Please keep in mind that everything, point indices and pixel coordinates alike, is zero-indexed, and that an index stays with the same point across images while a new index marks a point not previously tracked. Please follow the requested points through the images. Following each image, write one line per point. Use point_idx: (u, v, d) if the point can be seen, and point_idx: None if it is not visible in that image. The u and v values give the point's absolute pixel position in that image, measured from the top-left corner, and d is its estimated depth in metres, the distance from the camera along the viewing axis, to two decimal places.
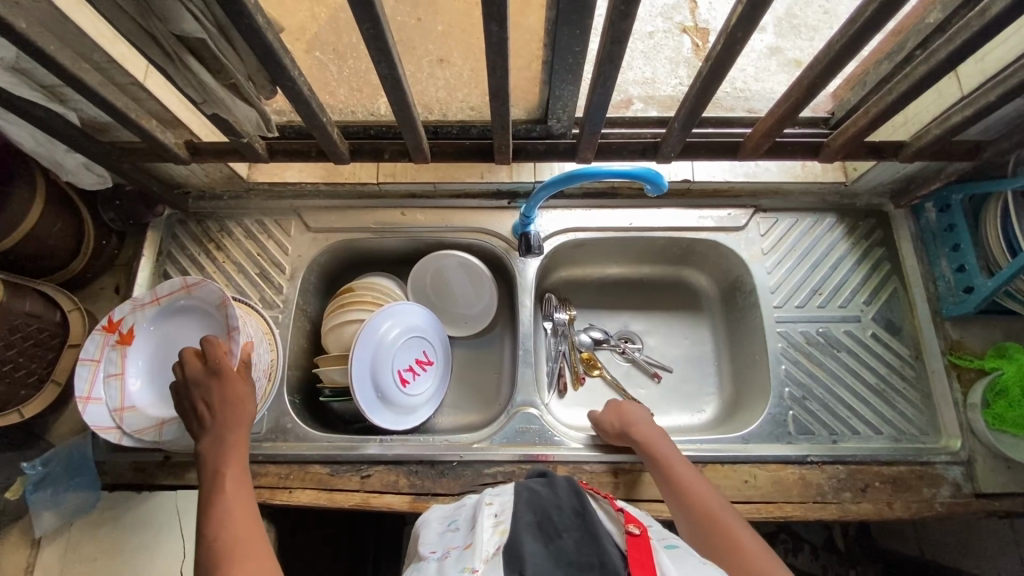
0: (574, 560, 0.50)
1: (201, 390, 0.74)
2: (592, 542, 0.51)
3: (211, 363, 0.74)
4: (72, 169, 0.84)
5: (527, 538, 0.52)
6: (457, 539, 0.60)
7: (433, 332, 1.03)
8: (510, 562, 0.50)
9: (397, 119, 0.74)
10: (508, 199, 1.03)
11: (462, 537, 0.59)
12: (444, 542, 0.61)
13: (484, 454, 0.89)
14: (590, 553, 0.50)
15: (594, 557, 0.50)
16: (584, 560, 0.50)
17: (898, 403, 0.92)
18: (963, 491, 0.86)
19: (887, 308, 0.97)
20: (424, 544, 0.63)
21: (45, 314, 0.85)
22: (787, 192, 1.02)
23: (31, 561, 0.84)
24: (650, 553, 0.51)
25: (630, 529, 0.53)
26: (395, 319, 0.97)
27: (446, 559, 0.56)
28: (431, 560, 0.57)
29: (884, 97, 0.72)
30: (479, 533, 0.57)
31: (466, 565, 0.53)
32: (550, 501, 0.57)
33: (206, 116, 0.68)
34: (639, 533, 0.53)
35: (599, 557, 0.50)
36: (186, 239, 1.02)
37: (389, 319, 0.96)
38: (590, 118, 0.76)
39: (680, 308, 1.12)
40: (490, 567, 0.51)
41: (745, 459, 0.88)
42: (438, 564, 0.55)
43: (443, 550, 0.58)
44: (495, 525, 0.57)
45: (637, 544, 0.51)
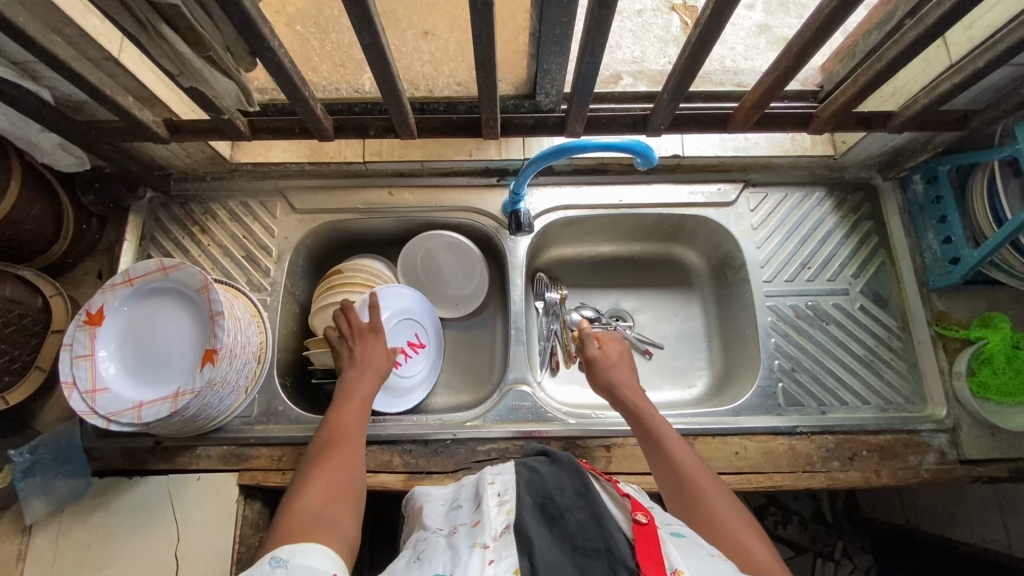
0: (580, 544, 0.51)
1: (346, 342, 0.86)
2: (597, 527, 0.52)
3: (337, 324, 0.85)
4: (47, 150, 0.82)
5: (533, 522, 0.53)
6: (462, 517, 0.60)
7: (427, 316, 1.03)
8: (521, 544, 0.51)
9: (382, 91, 0.72)
10: (497, 176, 1.02)
11: (468, 514, 0.60)
12: (449, 519, 0.62)
13: (477, 432, 0.89)
14: (596, 538, 0.51)
15: (600, 542, 0.50)
16: (589, 545, 0.51)
17: (885, 374, 0.94)
18: (948, 458, 0.88)
19: (875, 281, 0.98)
20: (429, 517, 0.64)
21: (26, 299, 0.84)
22: (776, 166, 1.02)
23: (23, 549, 0.83)
24: (659, 543, 0.49)
25: (638, 518, 0.52)
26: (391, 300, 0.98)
27: (455, 533, 0.56)
28: (438, 534, 0.58)
29: (874, 64, 0.72)
30: (486, 511, 0.57)
31: (476, 540, 0.53)
32: (552, 485, 0.59)
33: (184, 90, 0.66)
34: (647, 523, 0.52)
35: (606, 542, 0.50)
36: (169, 222, 1.00)
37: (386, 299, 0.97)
38: (579, 90, 0.75)
39: (671, 285, 1.12)
40: (502, 543, 0.52)
41: (735, 432, 0.89)
42: (447, 539, 0.55)
43: (450, 526, 0.59)
44: (500, 504, 0.58)
45: (645, 534, 0.50)
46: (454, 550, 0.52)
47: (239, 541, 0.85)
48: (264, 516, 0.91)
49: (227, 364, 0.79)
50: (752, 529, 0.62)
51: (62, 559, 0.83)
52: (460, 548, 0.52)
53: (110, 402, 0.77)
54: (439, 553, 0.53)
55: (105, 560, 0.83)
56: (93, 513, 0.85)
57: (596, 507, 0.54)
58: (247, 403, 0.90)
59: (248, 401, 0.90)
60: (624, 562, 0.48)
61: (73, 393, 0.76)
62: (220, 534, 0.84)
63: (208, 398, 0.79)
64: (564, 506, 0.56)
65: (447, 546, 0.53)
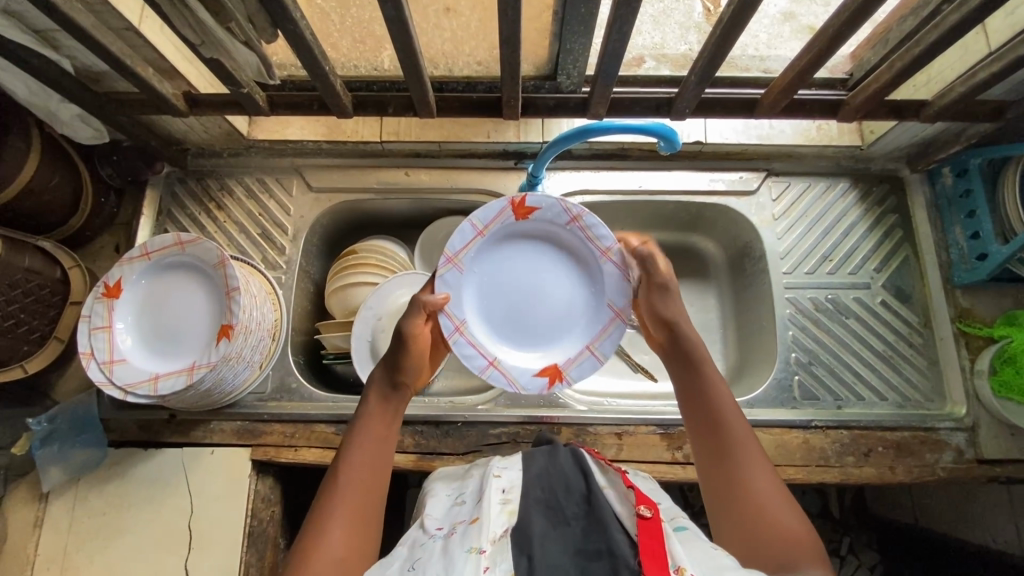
0: (583, 547, 0.50)
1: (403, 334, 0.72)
2: (598, 530, 0.51)
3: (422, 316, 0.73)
4: (66, 120, 0.82)
5: (539, 516, 0.54)
6: (463, 514, 0.60)
7: (495, 250, 0.79)
8: (519, 541, 0.50)
9: (404, 68, 0.72)
10: (515, 159, 1.00)
11: (468, 512, 0.60)
12: (450, 516, 0.61)
13: (489, 415, 0.89)
14: (598, 541, 0.50)
15: (602, 544, 0.49)
16: (592, 547, 0.49)
17: (904, 370, 0.92)
18: (966, 457, 0.87)
19: (898, 276, 0.96)
20: (429, 516, 0.63)
21: (45, 270, 0.84)
22: (801, 155, 1.00)
23: (40, 515, 0.85)
24: (664, 538, 0.47)
25: (641, 512, 0.50)
26: (534, 223, 0.79)
27: (452, 535, 0.55)
28: (437, 536, 0.57)
29: (909, 51, 0.70)
30: (486, 509, 0.57)
31: (471, 545, 0.51)
32: (558, 481, 0.59)
33: (204, 60, 0.65)
34: (652, 517, 0.49)
35: (608, 543, 0.49)
36: (185, 197, 0.99)
37: (548, 225, 0.79)
38: (604, 70, 0.73)
39: (688, 275, 1.11)
40: (498, 548, 0.50)
41: (748, 423, 0.88)
42: (444, 541, 0.54)
43: (449, 527, 0.58)
44: (503, 504, 0.57)
45: (649, 529, 0.48)
46: (447, 558, 0.51)
47: (251, 515, 0.86)
48: (277, 490, 0.90)
49: (242, 340, 0.80)
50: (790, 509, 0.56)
51: (78, 526, 0.85)
52: (454, 555, 0.51)
53: (127, 373, 0.78)
54: (432, 563, 0.51)
55: (119, 528, 0.85)
56: (108, 484, 0.87)
57: (597, 510, 0.53)
58: (261, 380, 0.91)
59: (261, 378, 0.90)
60: (628, 563, 0.46)
61: (91, 363, 0.77)
62: (233, 506, 0.85)
63: (223, 373, 0.79)
64: (569, 510, 0.55)
65: (441, 555, 0.52)
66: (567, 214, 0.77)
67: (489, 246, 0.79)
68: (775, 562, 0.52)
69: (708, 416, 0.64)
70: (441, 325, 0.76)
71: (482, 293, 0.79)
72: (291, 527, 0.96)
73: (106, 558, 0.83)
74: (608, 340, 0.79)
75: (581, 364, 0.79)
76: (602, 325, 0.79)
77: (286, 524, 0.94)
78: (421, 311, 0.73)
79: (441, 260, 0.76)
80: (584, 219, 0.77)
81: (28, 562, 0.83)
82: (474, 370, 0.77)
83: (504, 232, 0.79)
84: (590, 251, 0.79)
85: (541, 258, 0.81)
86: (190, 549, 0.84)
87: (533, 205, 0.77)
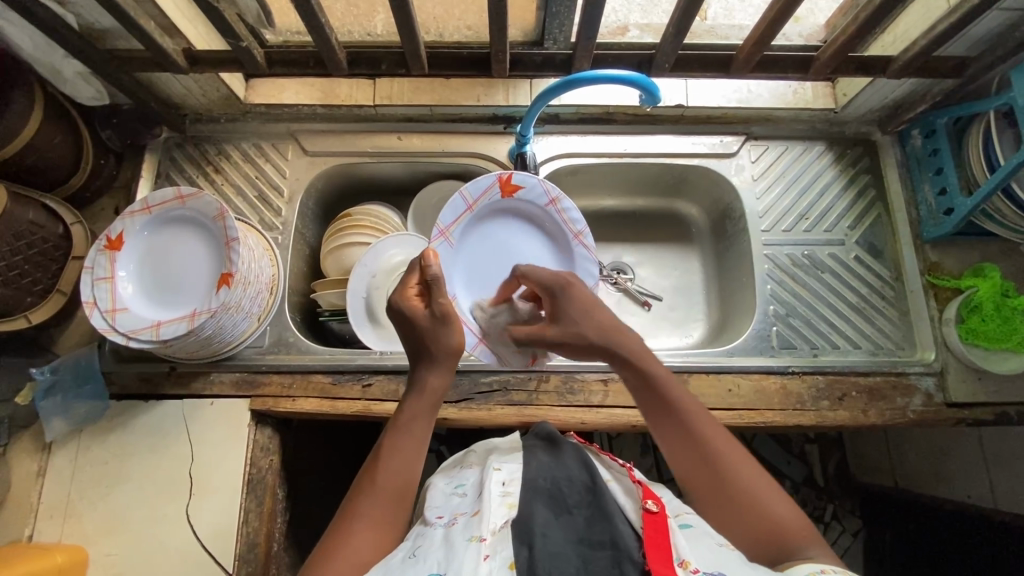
0: (586, 537, 0.53)
1: (429, 327, 0.68)
2: (603, 521, 0.54)
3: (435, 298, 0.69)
4: (69, 79, 0.85)
5: (541, 509, 0.56)
6: (464, 506, 0.62)
7: (467, 226, 0.90)
8: (518, 533, 0.53)
9: (397, 23, 0.75)
10: (504, 124, 1.04)
11: (469, 504, 0.62)
12: (451, 507, 0.63)
13: (479, 364, 0.92)
14: (602, 531, 0.53)
15: (606, 535, 0.52)
16: (596, 538, 0.53)
17: (877, 321, 0.96)
18: (935, 400, 0.91)
19: (871, 233, 1.00)
20: (430, 508, 0.65)
21: (49, 225, 0.86)
22: (779, 119, 1.04)
23: (44, 465, 0.88)
24: (666, 532, 0.50)
25: (649, 506, 0.54)
26: (518, 201, 0.91)
27: (453, 525, 0.57)
28: (438, 525, 0.59)
29: (873, 3, 0.75)
30: (486, 502, 0.58)
31: (472, 533, 0.54)
32: (562, 477, 0.62)
33: (204, 8, 0.69)
34: (657, 511, 0.53)
35: (611, 535, 0.52)
36: (183, 161, 1.02)
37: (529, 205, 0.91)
38: (586, 28, 0.77)
39: (672, 239, 1.15)
40: (499, 537, 0.53)
41: (728, 369, 0.92)
42: (446, 529, 0.57)
43: (450, 517, 0.60)
44: (503, 498, 0.59)
45: (654, 522, 0.51)
46: (450, 545, 0.53)
47: (250, 463, 0.88)
48: (276, 441, 0.93)
49: (241, 289, 0.83)
50: (780, 499, 0.61)
51: (80, 475, 0.87)
52: (455, 542, 0.53)
53: (129, 321, 0.80)
54: (434, 549, 0.53)
55: (122, 476, 0.87)
56: (110, 434, 0.89)
57: (602, 503, 0.57)
58: (259, 334, 0.94)
59: (259, 332, 0.93)
60: (631, 556, 0.50)
61: (94, 311, 0.80)
62: (234, 456, 0.88)
63: (223, 320, 0.83)
64: (573, 502, 0.58)
65: (442, 542, 0.54)
66: (546, 196, 0.90)
67: (466, 231, 0.91)
68: (769, 550, 0.58)
69: (678, 432, 0.65)
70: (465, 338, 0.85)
71: (476, 271, 0.91)
72: (292, 481, 0.99)
73: (107, 506, 0.86)
74: None
75: None
76: None
77: (286, 478, 0.97)
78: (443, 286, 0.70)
79: (436, 235, 0.88)
80: (561, 202, 0.90)
81: (34, 509, 0.86)
82: (466, 345, 0.85)
83: (489, 206, 0.91)
84: (564, 231, 0.92)
85: (519, 234, 0.93)
86: (191, 495, 0.86)
87: (518, 183, 0.89)
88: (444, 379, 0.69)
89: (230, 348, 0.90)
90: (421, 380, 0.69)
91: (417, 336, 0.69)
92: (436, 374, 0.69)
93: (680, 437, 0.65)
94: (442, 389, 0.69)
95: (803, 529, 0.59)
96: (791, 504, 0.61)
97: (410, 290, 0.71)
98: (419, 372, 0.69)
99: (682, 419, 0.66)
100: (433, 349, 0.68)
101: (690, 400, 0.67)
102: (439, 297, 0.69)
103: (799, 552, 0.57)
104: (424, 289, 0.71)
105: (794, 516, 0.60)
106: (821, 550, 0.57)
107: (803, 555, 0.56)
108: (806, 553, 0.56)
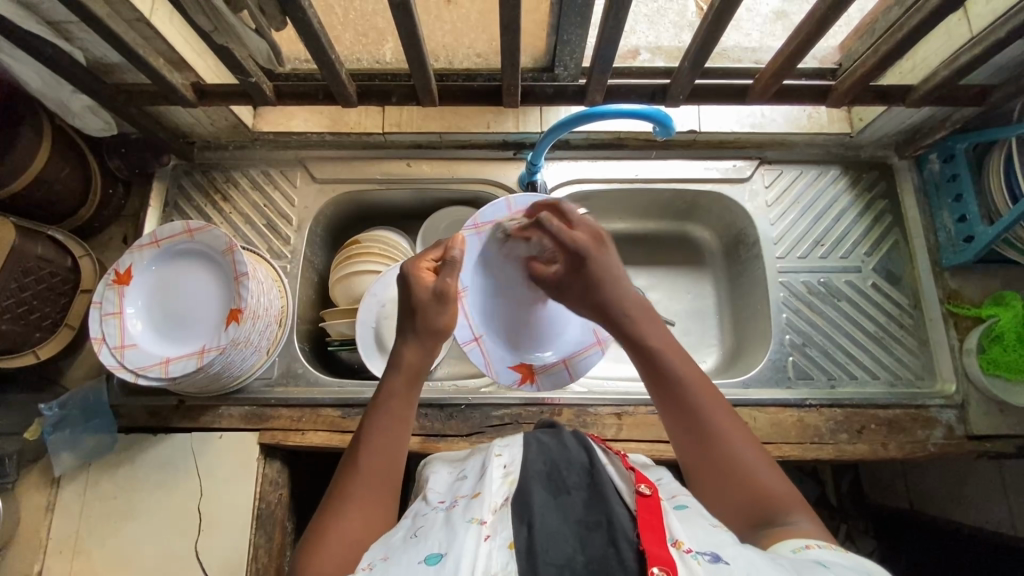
0: (582, 517, 0.48)
1: (426, 304, 0.68)
2: (599, 502, 0.50)
3: (443, 277, 0.70)
4: (77, 111, 0.84)
5: (538, 488, 0.52)
6: (465, 490, 0.59)
7: (503, 232, 0.87)
8: (517, 511, 0.49)
9: (408, 57, 0.75)
10: (514, 150, 1.03)
11: (470, 487, 0.59)
12: (452, 491, 0.61)
13: (490, 397, 0.91)
14: (597, 511, 0.48)
15: (600, 514, 0.47)
16: (590, 517, 0.48)
17: (896, 350, 0.95)
18: (956, 433, 0.89)
19: (888, 259, 0.99)
20: (432, 490, 0.63)
21: (56, 259, 0.86)
22: (794, 143, 1.02)
23: (51, 500, 0.87)
24: (661, 514, 0.46)
25: (642, 489, 0.49)
26: None
27: (453, 507, 0.54)
28: (438, 508, 0.57)
29: (895, 34, 0.74)
30: (486, 484, 0.56)
31: (472, 515, 0.50)
32: (561, 458, 0.58)
33: (214, 47, 0.69)
34: (650, 495, 0.49)
35: (606, 514, 0.47)
36: (191, 189, 1.01)
37: None
38: (600, 58, 0.75)
39: (684, 263, 1.13)
40: (499, 517, 0.49)
41: (744, 402, 0.90)
42: (446, 512, 0.54)
43: (450, 500, 0.58)
44: (503, 480, 0.56)
45: (649, 503, 0.47)
46: (449, 526, 0.50)
47: (259, 497, 0.87)
48: (284, 474, 0.92)
49: (251, 324, 0.82)
50: (772, 471, 0.58)
51: (89, 510, 0.86)
52: (454, 523, 0.50)
53: (139, 357, 0.80)
54: (434, 530, 0.50)
55: (130, 512, 0.86)
56: (118, 468, 0.88)
57: (600, 484, 0.52)
58: (268, 365, 0.93)
59: (269, 363, 0.92)
60: (625, 534, 0.45)
61: (102, 347, 0.79)
62: (243, 490, 0.87)
63: (232, 356, 0.82)
64: (570, 483, 0.54)
65: (443, 523, 0.51)
66: None
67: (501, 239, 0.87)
68: (752, 514, 0.55)
69: (670, 391, 0.63)
70: (459, 332, 0.86)
71: (495, 276, 0.88)
72: (300, 511, 0.98)
73: (115, 542, 0.85)
74: (585, 359, 0.91)
75: (553, 373, 0.90)
76: (585, 346, 0.91)
77: (294, 509, 0.96)
78: (454, 270, 0.71)
79: (470, 224, 0.85)
80: None
81: (42, 545, 0.85)
82: (459, 339, 0.86)
83: None
84: None
85: None
86: (200, 531, 0.85)
87: None
88: (426, 357, 0.67)
89: (240, 381, 0.90)
90: (400, 357, 0.67)
91: (408, 307, 0.69)
92: (416, 350, 0.67)
93: (671, 400, 0.63)
94: (423, 367, 0.67)
95: (793, 501, 0.55)
96: (781, 477, 0.57)
97: (424, 263, 0.72)
98: (399, 346, 0.68)
99: (674, 380, 0.63)
100: (419, 323, 0.67)
101: (688, 363, 0.65)
102: (445, 276, 0.70)
103: (786, 521, 0.53)
104: (437, 265, 0.72)
105: (785, 489, 0.56)
106: (810, 521, 0.53)
107: (788, 522, 0.53)
108: (792, 521, 0.53)
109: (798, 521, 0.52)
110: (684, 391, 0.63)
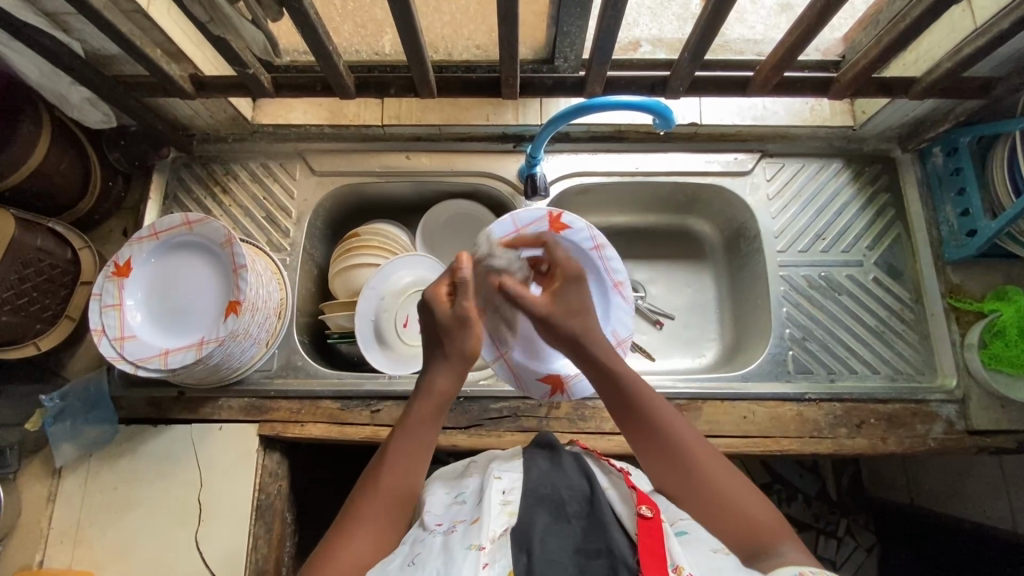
0: (583, 546, 0.51)
1: (450, 329, 0.69)
2: (599, 529, 0.52)
3: (461, 302, 0.69)
4: (76, 104, 0.84)
5: (540, 517, 0.53)
6: (464, 513, 0.59)
7: None
8: (517, 541, 0.51)
9: (406, 49, 0.74)
10: (514, 142, 1.02)
11: (469, 511, 0.58)
12: (450, 514, 0.60)
13: (489, 390, 0.91)
14: (598, 540, 0.51)
15: (602, 543, 0.50)
16: (592, 547, 0.50)
17: (896, 345, 0.94)
18: (956, 428, 0.89)
19: (890, 253, 0.98)
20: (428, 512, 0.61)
21: (57, 251, 0.86)
22: (796, 136, 1.01)
23: (53, 490, 0.88)
24: (663, 539, 0.49)
25: (644, 511, 0.52)
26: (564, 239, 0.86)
27: (452, 532, 0.55)
28: (436, 532, 0.56)
29: (897, 25, 0.73)
30: (486, 508, 0.56)
31: (471, 542, 0.52)
32: (562, 482, 0.59)
33: (211, 38, 0.68)
34: (652, 517, 0.51)
35: (607, 543, 0.50)
36: (191, 182, 1.01)
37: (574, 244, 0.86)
38: (599, 49, 0.75)
39: (684, 257, 1.13)
40: (498, 545, 0.51)
41: (743, 396, 0.90)
42: (444, 538, 0.54)
43: (448, 524, 0.57)
44: (502, 506, 0.56)
45: (650, 529, 0.50)
46: (448, 553, 0.51)
47: (259, 489, 0.88)
48: (284, 466, 0.92)
49: (249, 316, 0.82)
50: (752, 497, 0.59)
51: (90, 501, 0.87)
52: (453, 551, 0.51)
53: (138, 349, 0.80)
54: (433, 558, 0.51)
55: (130, 503, 0.87)
56: (119, 459, 0.89)
57: (601, 512, 0.54)
58: (268, 358, 0.93)
59: (268, 356, 0.93)
60: (626, 563, 0.48)
61: (103, 339, 0.79)
62: (243, 482, 0.87)
63: (231, 349, 0.82)
64: (571, 511, 0.55)
65: (441, 550, 0.52)
66: (592, 242, 0.87)
67: None
68: (739, 544, 0.56)
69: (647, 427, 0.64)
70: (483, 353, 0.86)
71: None
72: (299, 502, 0.99)
73: (116, 533, 0.86)
74: None
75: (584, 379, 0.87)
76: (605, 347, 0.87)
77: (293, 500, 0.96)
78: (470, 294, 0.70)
79: None
80: (605, 250, 0.87)
81: (44, 535, 0.86)
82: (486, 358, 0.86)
83: None
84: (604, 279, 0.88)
85: None
86: (200, 522, 0.86)
87: (568, 222, 0.85)
88: (452, 380, 0.68)
89: (240, 373, 0.90)
90: (429, 381, 0.68)
91: (434, 332, 0.69)
92: (447, 376, 0.68)
93: (647, 439, 0.64)
94: (452, 393, 0.68)
95: (777, 527, 0.57)
96: (761, 502, 0.59)
97: (442, 288, 0.71)
98: (428, 371, 0.69)
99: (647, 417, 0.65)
100: (449, 347, 0.69)
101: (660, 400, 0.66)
102: (463, 300, 0.69)
103: (772, 548, 0.55)
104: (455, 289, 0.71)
105: (767, 514, 0.58)
106: (794, 546, 0.55)
107: (775, 550, 0.54)
108: (779, 549, 0.54)
109: (785, 548, 0.54)
110: (659, 430, 0.64)
